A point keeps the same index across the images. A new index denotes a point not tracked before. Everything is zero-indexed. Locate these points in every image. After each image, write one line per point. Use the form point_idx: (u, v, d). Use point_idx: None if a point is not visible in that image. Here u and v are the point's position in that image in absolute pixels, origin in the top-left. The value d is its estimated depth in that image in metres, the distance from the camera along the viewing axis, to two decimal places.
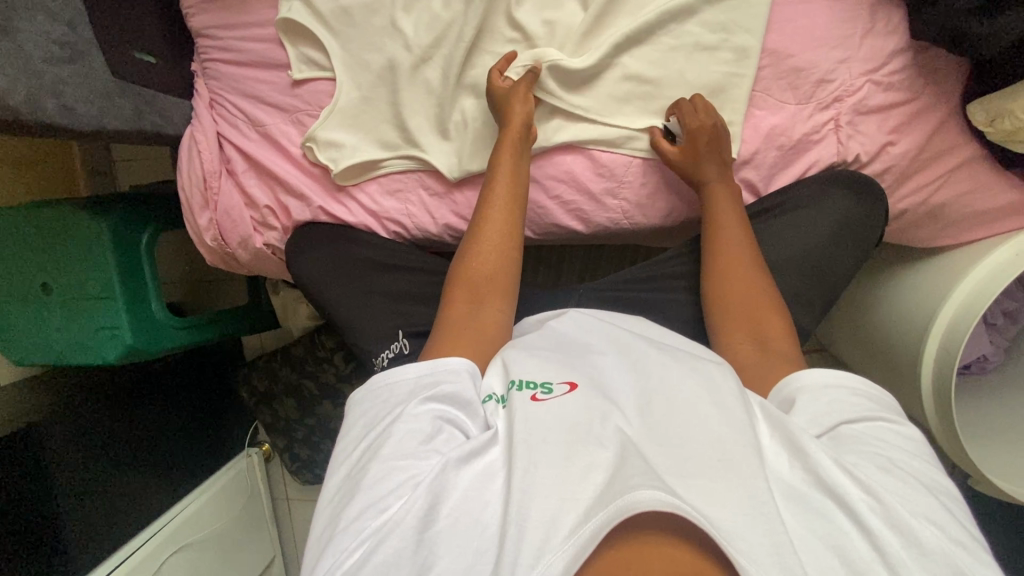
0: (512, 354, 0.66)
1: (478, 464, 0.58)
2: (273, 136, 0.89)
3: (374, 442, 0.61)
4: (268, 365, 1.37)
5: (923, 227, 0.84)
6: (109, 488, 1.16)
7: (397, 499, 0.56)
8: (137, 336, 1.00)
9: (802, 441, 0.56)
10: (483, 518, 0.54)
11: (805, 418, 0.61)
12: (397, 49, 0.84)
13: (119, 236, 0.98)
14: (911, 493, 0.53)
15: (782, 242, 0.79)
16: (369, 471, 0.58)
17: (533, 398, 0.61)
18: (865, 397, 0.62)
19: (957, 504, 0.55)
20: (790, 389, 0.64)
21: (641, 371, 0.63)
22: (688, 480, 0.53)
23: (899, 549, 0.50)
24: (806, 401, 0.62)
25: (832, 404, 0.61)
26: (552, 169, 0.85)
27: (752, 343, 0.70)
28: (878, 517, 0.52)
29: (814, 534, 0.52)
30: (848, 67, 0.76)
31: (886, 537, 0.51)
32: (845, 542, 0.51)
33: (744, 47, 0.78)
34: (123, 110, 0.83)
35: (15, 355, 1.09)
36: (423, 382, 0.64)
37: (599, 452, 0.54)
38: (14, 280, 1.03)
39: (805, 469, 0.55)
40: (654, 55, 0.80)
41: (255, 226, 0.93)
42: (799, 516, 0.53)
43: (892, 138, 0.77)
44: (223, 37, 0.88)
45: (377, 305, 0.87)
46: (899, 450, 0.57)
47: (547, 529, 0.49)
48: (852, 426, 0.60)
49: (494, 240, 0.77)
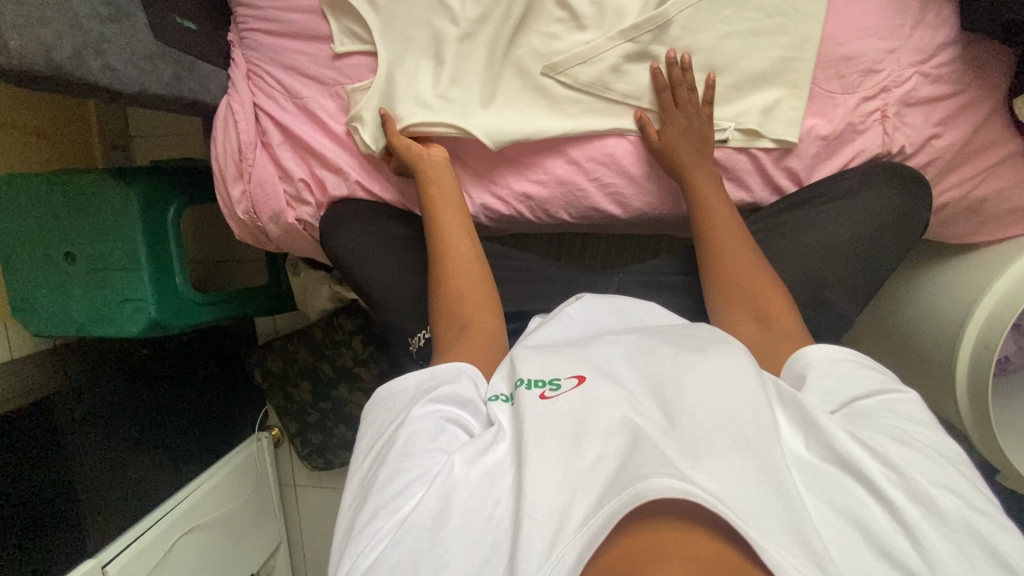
0: (520, 354, 0.65)
1: (488, 459, 0.58)
2: (312, 110, 0.88)
3: (383, 449, 0.61)
4: (283, 348, 1.35)
5: (959, 221, 0.84)
6: (119, 468, 1.15)
7: (408, 499, 0.56)
8: (161, 309, 0.99)
9: (816, 416, 0.55)
10: (494, 516, 0.53)
11: (818, 395, 0.60)
12: (441, 24, 0.83)
13: (146, 206, 0.96)
14: (926, 463, 0.53)
15: (828, 227, 0.80)
16: (378, 476, 0.58)
17: (542, 396, 0.59)
18: (870, 370, 0.63)
19: (966, 466, 0.55)
20: (802, 362, 0.63)
21: (650, 361, 0.62)
22: (705, 464, 0.51)
23: (920, 519, 0.49)
24: (817, 375, 0.62)
25: (843, 377, 0.61)
26: (595, 151, 0.84)
27: (756, 321, 0.70)
28: (897, 489, 0.51)
29: (832, 507, 0.52)
30: (896, 58, 0.77)
31: (907, 508, 0.50)
32: (866, 514, 0.51)
33: (796, 34, 0.78)
34: (163, 75, 0.81)
35: (33, 325, 1.06)
36: (424, 387, 0.65)
37: (610, 442, 0.54)
38: (35, 247, 1.01)
39: (821, 446, 0.54)
40: (704, 40, 0.80)
41: (288, 201, 0.92)
42: (818, 492, 0.53)
43: (937, 130, 0.78)
44: (264, 6, 0.86)
45: (413, 285, 0.87)
46: (908, 424, 0.57)
47: (559, 524, 0.49)
48: (865, 400, 0.59)
49: (471, 273, 0.77)
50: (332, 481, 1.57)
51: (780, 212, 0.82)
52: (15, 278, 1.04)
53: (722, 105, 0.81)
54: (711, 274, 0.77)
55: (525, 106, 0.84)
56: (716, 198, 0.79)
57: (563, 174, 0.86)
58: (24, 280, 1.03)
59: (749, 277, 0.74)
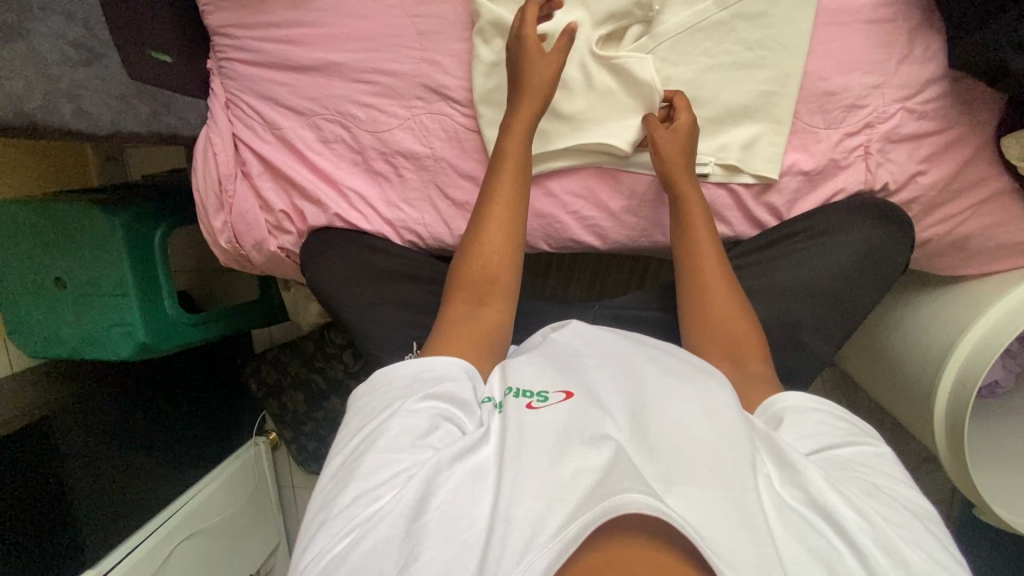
0: (513, 362, 0.63)
1: (471, 460, 0.54)
2: (291, 140, 0.88)
3: (370, 432, 0.57)
4: (277, 359, 1.38)
5: (946, 256, 0.82)
6: (119, 475, 1.19)
7: (389, 490, 0.53)
8: (150, 333, 1.00)
9: (792, 457, 0.53)
10: (471, 516, 0.49)
11: (794, 437, 0.58)
12: (420, 60, 0.83)
13: (132, 233, 0.97)
14: (899, 517, 0.51)
15: (808, 261, 0.78)
16: (364, 459, 0.55)
17: (529, 406, 0.57)
18: (844, 421, 0.60)
19: (938, 526, 0.52)
20: (779, 407, 0.61)
21: (642, 379, 0.59)
22: (677, 487, 0.49)
23: (888, 569, 0.47)
24: (794, 420, 0.59)
25: (818, 425, 0.59)
26: (573, 184, 0.84)
27: (726, 360, 0.67)
28: (867, 536, 0.48)
29: (805, 547, 0.48)
30: (881, 94, 0.75)
31: (875, 556, 0.47)
32: (836, 558, 0.47)
33: (778, 68, 0.76)
34: (140, 112, 0.82)
35: (27, 347, 1.08)
36: (421, 377, 0.61)
37: (592, 454, 0.51)
38: (25, 273, 1.03)
39: (795, 486, 0.52)
40: (685, 73, 0.78)
41: (270, 230, 0.92)
42: (791, 528, 0.49)
43: (922, 167, 0.76)
44: (240, 36, 0.86)
45: (390, 315, 0.87)
46: (882, 477, 0.55)
47: (534, 529, 0.46)
48: (838, 451, 0.57)
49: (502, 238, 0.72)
50: None
51: (761, 244, 0.80)
52: (8, 303, 1.06)
53: (703, 140, 0.80)
54: (687, 292, 0.74)
55: None
56: (702, 227, 0.75)
57: (541, 207, 0.85)
58: (17, 307, 1.05)
59: (726, 309, 0.70)
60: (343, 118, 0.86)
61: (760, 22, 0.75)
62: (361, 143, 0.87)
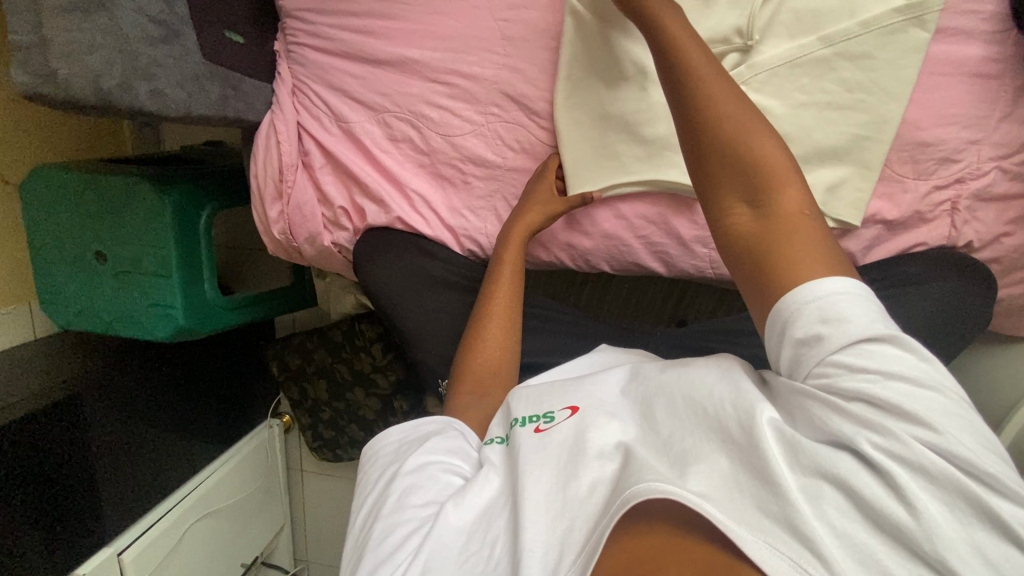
0: (517, 394, 0.62)
1: (479, 502, 0.54)
2: (357, 135, 0.85)
3: (375, 503, 0.58)
4: (302, 345, 1.34)
5: (1017, 317, 0.82)
6: (140, 463, 1.16)
7: (403, 557, 0.51)
8: (189, 316, 0.98)
9: (802, 390, 0.43)
10: (493, 554, 0.49)
11: (794, 353, 0.45)
12: (503, 65, 0.80)
13: (179, 211, 0.94)
14: (922, 411, 0.39)
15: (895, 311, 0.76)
16: (374, 531, 0.54)
17: (537, 430, 0.56)
18: (864, 302, 0.44)
19: (975, 409, 0.41)
20: (797, 303, 0.45)
21: (644, 382, 0.55)
22: (691, 468, 0.44)
23: (912, 483, 0.37)
24: (797, 324, 0.45)
25: (826, 313, 0.44)
26: (645, 209, 0.81)
27: (745, 203, 0.51)
28: (883, 451, 0.39)
29: (818, 476, 0.40)
30: (976, 150, 0.73)
31: (895, 471, 0.38)
32: (848, 481, 0.39)
33: (877, 113, 0.73)
34: (209, 96, 0.79)
35: (59, 317, 1.05)
36: (408, 441, 0.63)
37: (607, 467, 0.49)
38: (65, 245, 0.99)
39: (809, 425, 0.43)
40: (780, 107, 0.75)
41: (325, 224, 0.90)
42: (797, 463, 0.41)
43: (1007, 228, 0.75)
44: (316, 22, 0.83)
45: (442, 325, 0.87)
46: (903, 367, 0.41)
47: (560, 552, 0.45)
48: (856, 345, 0.42)
49: (503, 328, 0.77)
50: (339, 472, 1.58)
51: None
52: (43, 270, 1.02)
53: None
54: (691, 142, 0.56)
55: (591, 162, 0.80)
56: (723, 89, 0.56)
57: (610, 229, 0.83)
58: (53, 277, 1.02)
59: (745, 141, 0.52)
60: (415, 118, 0.83)
61: (864, 65, 0.72)
62: (430, 145, 0.84)
